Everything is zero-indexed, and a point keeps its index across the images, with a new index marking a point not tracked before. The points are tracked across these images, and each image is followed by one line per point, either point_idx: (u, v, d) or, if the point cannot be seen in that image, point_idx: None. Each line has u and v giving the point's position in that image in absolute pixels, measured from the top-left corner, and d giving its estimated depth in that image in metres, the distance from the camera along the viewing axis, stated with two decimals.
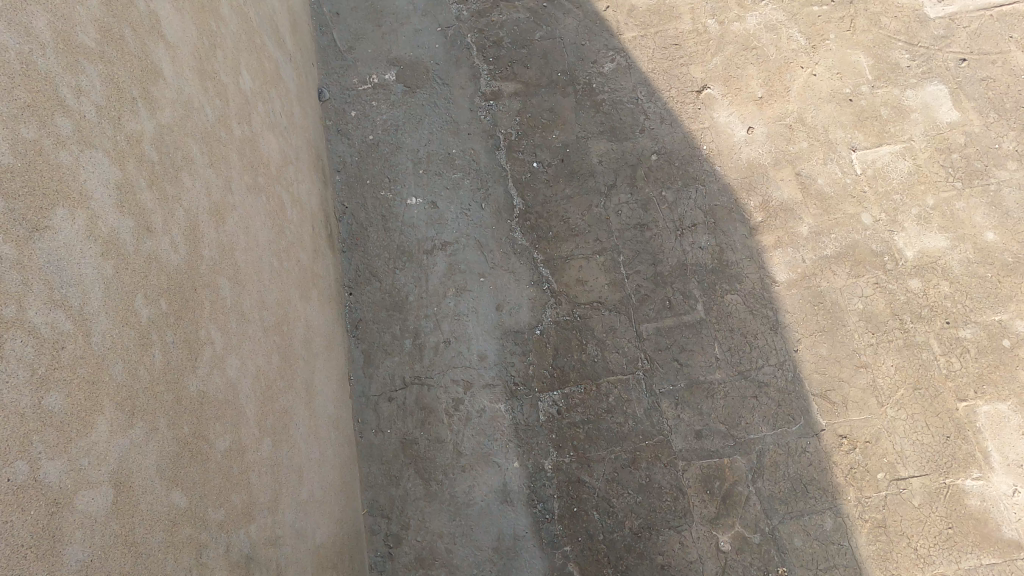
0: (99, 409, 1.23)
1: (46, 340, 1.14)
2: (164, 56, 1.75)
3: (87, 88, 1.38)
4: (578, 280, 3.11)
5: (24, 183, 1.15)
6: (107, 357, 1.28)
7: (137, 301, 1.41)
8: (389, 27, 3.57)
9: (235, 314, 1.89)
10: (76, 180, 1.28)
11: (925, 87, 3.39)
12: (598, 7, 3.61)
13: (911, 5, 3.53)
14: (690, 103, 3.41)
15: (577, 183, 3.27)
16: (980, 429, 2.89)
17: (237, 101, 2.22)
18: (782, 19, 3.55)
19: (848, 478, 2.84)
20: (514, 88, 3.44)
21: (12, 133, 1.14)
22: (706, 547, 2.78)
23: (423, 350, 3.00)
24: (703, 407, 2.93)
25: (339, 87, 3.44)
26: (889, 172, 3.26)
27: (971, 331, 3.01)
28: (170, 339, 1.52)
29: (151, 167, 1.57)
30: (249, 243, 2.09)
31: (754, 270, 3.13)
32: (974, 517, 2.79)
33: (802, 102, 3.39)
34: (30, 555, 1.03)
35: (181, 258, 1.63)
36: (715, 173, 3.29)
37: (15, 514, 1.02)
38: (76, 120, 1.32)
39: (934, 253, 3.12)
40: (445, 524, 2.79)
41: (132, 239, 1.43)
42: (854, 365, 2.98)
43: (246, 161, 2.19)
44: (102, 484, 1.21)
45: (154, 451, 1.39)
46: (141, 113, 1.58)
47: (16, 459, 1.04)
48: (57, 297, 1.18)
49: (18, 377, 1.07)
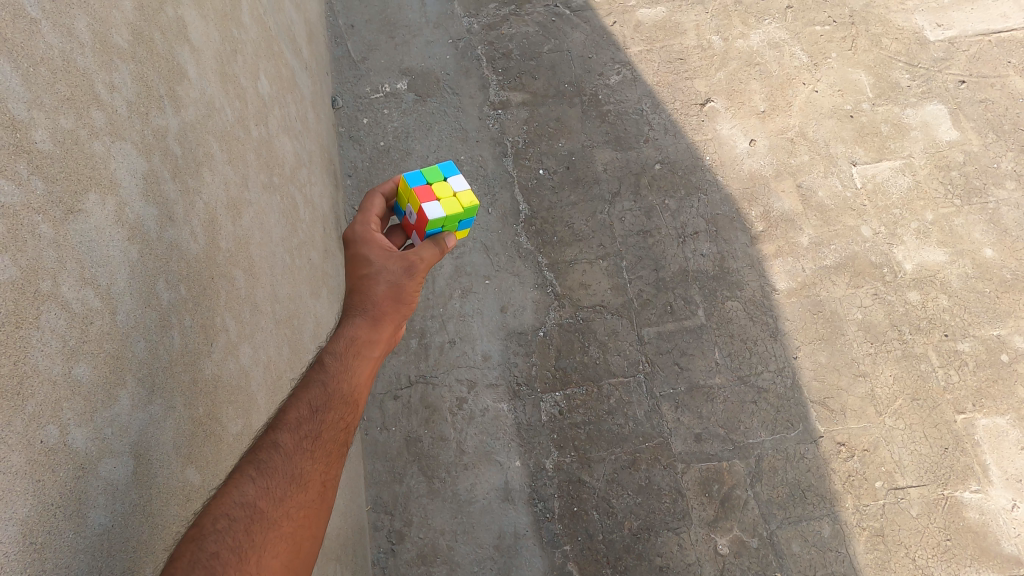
0: (123, 383, 1.31)
1: (76, 315, 1.21)
2: (189, 59, 1.85)
3: (119, 84, 1.47)
4: (582, 285, 3.18)
5: (61, 169, 1.23)
6: (131, 335, 1.36)
7: (159, 286, 1.49)
8: (402, 38, 3.69)
9: (249, 305, 1.97)
10: (107, 169, 1.37)
11: (925, 106, 3.46)
12: (605, 22, 3.72)
13: (911, 28, 3.63)
14: (693, 115, 3.50)
15: (582, 190, 3.35)
16: (979, 442, 2.91)
17: (255, 104, 2.32)
18: (785, 37, 3.64)
19: (846, 485, 2.86)
20: (522, 98, 3.54)
21: (52, 122, 1.23)
22: (704, 550, 2.78)
23: (428, 350, 3.07)
24: (703, 411, 2.97)
25: (351, 95, 3.55)
26: (889, 186, 3.32)
27: (969, 345, 3.05)
28: (188, 323, 1.60)
29: (175, 161, 1.66)
30: (264, 239, 2.18)
31: (755, 278, 3.19)
32: (972, 530, 2.79)
33: (804, 117, 3.47)
34: (58, 514, 1.09)
35: (200, 247, 1.71)
36: (717, 184, 3.36)
37: (46, 474, 1.08)
38: (109, 113, 1.41)
39: (933, 267, 3.17)
40: (447, 522, 2.82)
41: (155, 226, 1.51)
42: (853, 373, 3.03)
43: (262, 161, 2.29)
44: (123, 454, 1.28)
45: (171, 428, 1.47)
46: (167, 110, 1.67)
47: (48, 424, 1.10)
48: (88, 276, 1.25)
49: (51, 347, 1.13)
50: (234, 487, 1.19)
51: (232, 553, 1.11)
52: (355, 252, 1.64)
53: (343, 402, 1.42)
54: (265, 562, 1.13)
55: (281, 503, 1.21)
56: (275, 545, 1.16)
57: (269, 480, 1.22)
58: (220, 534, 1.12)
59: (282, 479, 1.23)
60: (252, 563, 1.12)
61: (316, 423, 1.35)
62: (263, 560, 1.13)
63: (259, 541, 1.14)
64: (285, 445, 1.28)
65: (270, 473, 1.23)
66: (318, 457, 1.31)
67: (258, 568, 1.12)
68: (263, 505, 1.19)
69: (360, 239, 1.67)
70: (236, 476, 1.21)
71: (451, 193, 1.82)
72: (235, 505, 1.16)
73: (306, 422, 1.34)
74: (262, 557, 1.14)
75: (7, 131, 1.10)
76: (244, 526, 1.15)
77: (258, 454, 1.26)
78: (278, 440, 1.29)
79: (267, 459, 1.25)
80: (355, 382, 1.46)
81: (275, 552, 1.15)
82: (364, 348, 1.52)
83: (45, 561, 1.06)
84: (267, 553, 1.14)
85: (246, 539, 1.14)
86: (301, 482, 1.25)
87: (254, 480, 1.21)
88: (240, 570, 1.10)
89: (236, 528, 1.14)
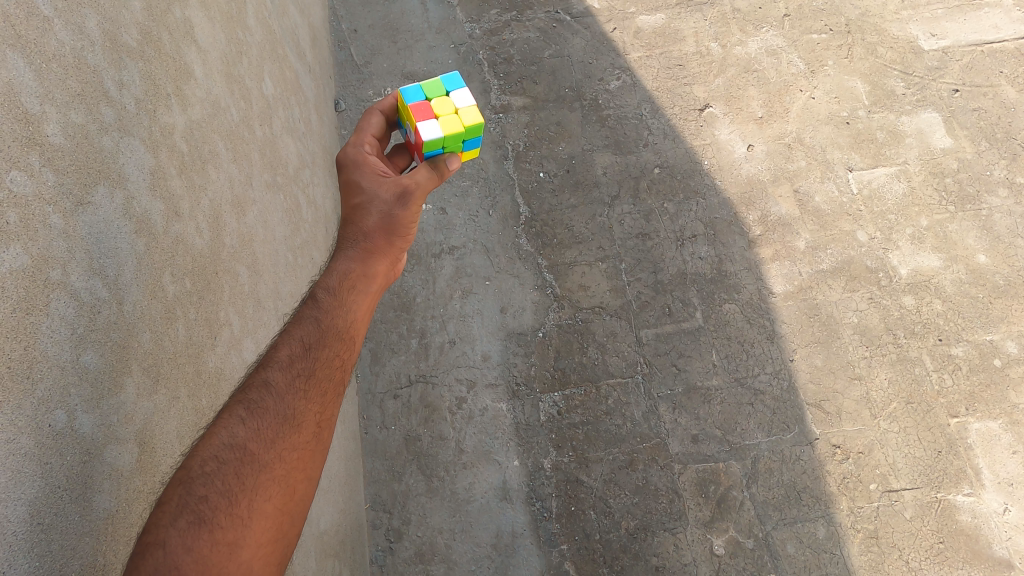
0: (129, 372, 1.34)
1: (85, 304, 1.23)
2: (196, 59, 1.88)
3: (128, 82, 1.51)
4: (581, 286, 3.21)
5: (72, 162, 1.26)
6: (137, 325, 1.39)
7: (164, 279, 1.52)
8: (405, 43, 3.74)
9: (252, 301, 2.01)
10: (116, 163, 1.40)
11: (920, 114, 3.50)
12: (605, 28, 3.77)
13: (906, 37, 3.67)
14: (692, 120, 3.54)
15: (581, 193, 3.39)
16: (972, 446, 2.93)
17: (260, 105, 2.36)
18: (782, 44, 3.69)
19: (841, 487, 2.88)
20: (523, 102, 3.59)
21: (64, 117, 1.26)
22: (700, 551, 2.80)
23: (428, 350, 3.10)
24: (700, 412, 3.00)
25: (354, 98, 3.59)
26: (885, 192, 3.36)
27: (962, 349, 3.08)
28: (192, 316, 1.63)
29: (181, 158, 1.70)
30: (267, 237, 2.22)
31: (751, 281, 3.22)
32: (965, 533, 2.81)
33: (800, 123, 3.51)
34: (65, 496, 1.12)
35: (205, 242, 1.75)
36: (715, 188, 3.39)
37: (54, 457, 1.11)
38: (118, 110, 1.44)
39: (928, 272, 3.20)
40: (445, 520, 2.84)
41: (161, 221, 1.54)
42: (848, 376, 3.05)
43: (266, 160, 2.32)
44: (128, 441, 1.31)
45: (175, 418, 1.50)
46: (174, 108, 1.71)
47: (56, 409, 1.13)
48: (96, 267, 1.28)
49: (61, 334, 1.16)
50: (224, 428, 1.21)
51: (222, 496, 1.13)
52: (348, 178, 1.70)
53: (337, 339, 1.47)
54: (258, 505, 1.15)
55: (273, 445, 1.23)
56: (267, 487, 1.17)
57: (258, 421, 1.24)
58: (209, 477, 1.14)
59: (273, 419, 1.26)
60: (242, 507, 1.13)
61: (309, 361, 1.39)
62: (255, 503, 1.15)
63: (250, 485, 1.16)
64: (276, 386, 1.31)
65: (260, 414, 1.25)
66: (311, 398, 1.33)
67: (250, 511, 1.14)
68: (253, 447, 1.20)
69: (353, 164, 1.72)
70: (226, 416, 1.24)
71: (452, 109, 1.85)
72: (224, 447, 1.18)
73: (298, 360, 1.38)
74: (254, 500, 1.15)
75: (20, 124, 1.14)
76: (234, 469, 1.17)
77: (249, 394, 1.29)
78: (269, 381, 1.31)
79: (259, 400, 1.27)
80: (349, 316, 1.52)
81: (268, 495, 1.17)
82: (358, 282, 1.59)
83: (52, 542, 1.08)
84: (260, 496, 1.16)
85: (236, 481, 1.15)
86: (294, 423, 1.28)
87: (244, 420, 1.23)
88: (230, 514, 1.11)
89: (226, 471, 1.16)
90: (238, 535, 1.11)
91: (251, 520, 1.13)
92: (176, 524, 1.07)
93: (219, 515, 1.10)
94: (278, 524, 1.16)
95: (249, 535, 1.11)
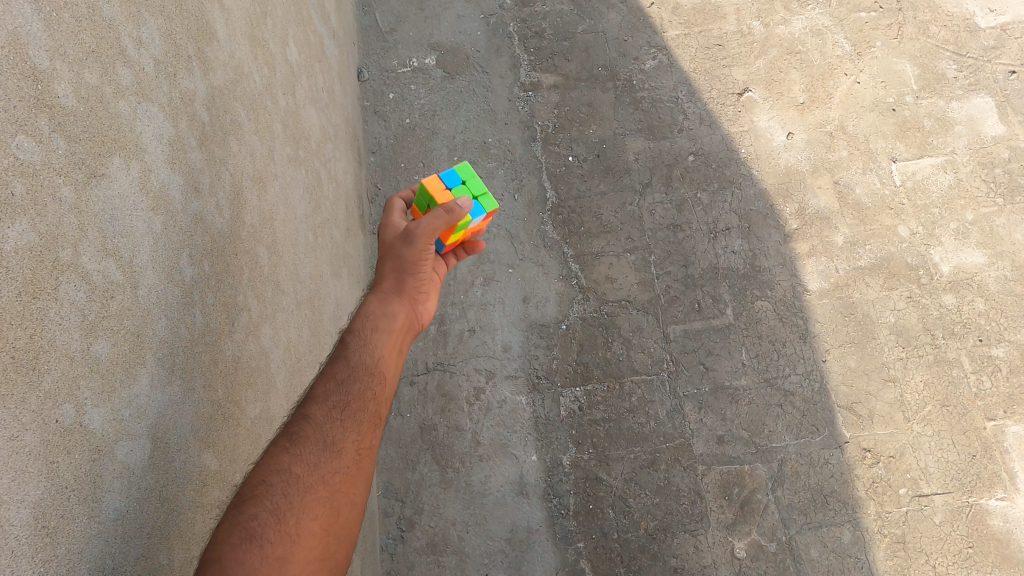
0: (143, 362, 1.22)
1: (96, 288, 1.11)
2: (219, 18, 1.73)
3: (147, 41, 1.37)
4: (608, 277, 3.08)
5: (84, 129, 1.13)
6: (153, 310, 1.26)
7: (183, 260, 1.40)
8: (432, 11, 3.56)
9: (271, 284, 1.89)
10: (132, 130, 1.27)
11: (971, 99, 3.33)
12: (642, 3, 3.59)
13: (962, 14, 3.49)
14: (730, 104, 3.37)
15: (611, 179, 3.24)
16: (1008, 450, 2.82)
17: (284, 72, 2.21)
18: (828, 24, 3.50)
19: (869, 491, 2.78)
20: (554, 80, 3.42)
21: (76, 76, 1.12)
22: (721, 553, 2.71)
23: (447, 338, 2.99)
24: (726, 412, 2.89)
25: (378, 68, 3.43)
26: (930, 184, 3.20)
27: (1003, 350, 2.96)
28: (210, 301, 1.50)
29: (201, 128, 1.56)
30: (288, 216, 2.09)
31: (786, 276, 3.08)
32: (996, 538, 2.71)
33: (844, 109, 3.34)
34: (72, 498, 1.02)
35: (225, 221, 1.62)
36: (752, 178, 3.24)
37: (61, 457, 1.00)
38: (135, 71, 1.31)
39: (970, 269, 3.07)
40: (459, 512, 2.75)
41: (180, 197, 1.41)
42: (882, 379, 2.93)
43: (289, 133, 2.19)
44: (141, 437, 1.19)
45: (190, 411, 1.38)
46: (195, 72, 1.57)
47: (63, 403, 1.01)
48: (109, 246, 1.15)
49: (69, 321, 1.04)
50: (271, 456, 1.28)
51: (272, 514, 1.18)
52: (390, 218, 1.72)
53: (362, 372, 1.50)
54: (305, 524, 1.21)
55: (317, 470, 1.29)
56: (312, 507, 1.24)
57: (304, 448, 1.30)
58: (259, 497, 1.20)
59: (316, 446, 1.31)
60: (291, 525, 1.20)
61: (344, 394, 1.43)
62: (302, 521, 1.21)
63: (297, 504, 1.22)
64: (317, 418, 1.36)
65: (303, 442, 1.30)
66: (347, 426, 1.38)
67: (297, 529, 1.20)
68: (297, 471, 1.26)
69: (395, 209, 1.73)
70: (273, 446, 1.30)
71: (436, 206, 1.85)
72: (273, 471, 1.25)
73: (332, 393, 1.42)
74: (301, 519, 1.21)
75: (28, 81, 1.01)
76: (282, 489, 1.23)
77: (292, 425, 1.35)
78: (309, 413, 1.37)
79: (300, 430, 1.33)
80: (372, 351, 1.55)
81: (313, 515, 1.23)
82: (381, 322, 1.63)
83: (58, 546, 0.98)
84: (306, 515, 1.22)
85: (284, 501, 1.21)
86: (334, 450, 1.33)
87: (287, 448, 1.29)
88: (279, 530, 1.18)
89: (275, 491, 1.22)
90: (286, 552, 1.16)
91: (300, 537, 1.19)
92: (228, 539, 1.12)
93: (269, 531, 1.16)
94: (325, 543, 1.23)
95: (297, 551, 1.18)
